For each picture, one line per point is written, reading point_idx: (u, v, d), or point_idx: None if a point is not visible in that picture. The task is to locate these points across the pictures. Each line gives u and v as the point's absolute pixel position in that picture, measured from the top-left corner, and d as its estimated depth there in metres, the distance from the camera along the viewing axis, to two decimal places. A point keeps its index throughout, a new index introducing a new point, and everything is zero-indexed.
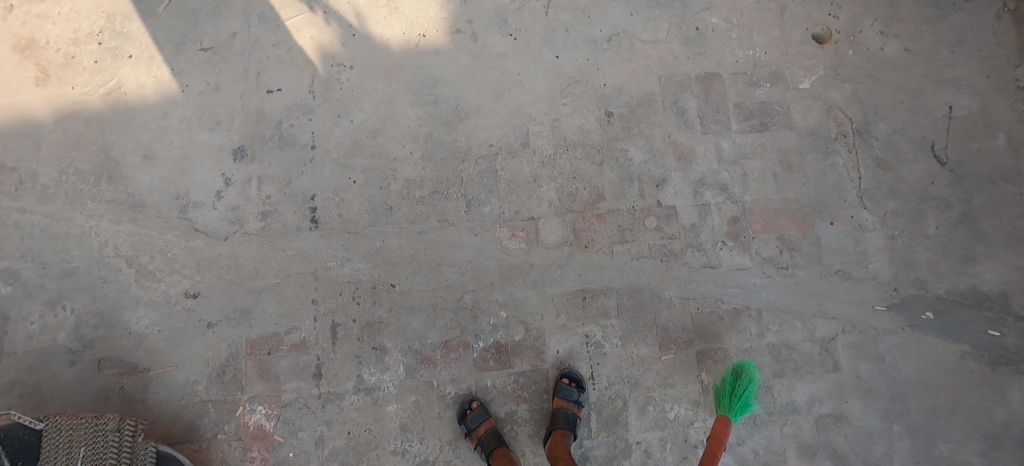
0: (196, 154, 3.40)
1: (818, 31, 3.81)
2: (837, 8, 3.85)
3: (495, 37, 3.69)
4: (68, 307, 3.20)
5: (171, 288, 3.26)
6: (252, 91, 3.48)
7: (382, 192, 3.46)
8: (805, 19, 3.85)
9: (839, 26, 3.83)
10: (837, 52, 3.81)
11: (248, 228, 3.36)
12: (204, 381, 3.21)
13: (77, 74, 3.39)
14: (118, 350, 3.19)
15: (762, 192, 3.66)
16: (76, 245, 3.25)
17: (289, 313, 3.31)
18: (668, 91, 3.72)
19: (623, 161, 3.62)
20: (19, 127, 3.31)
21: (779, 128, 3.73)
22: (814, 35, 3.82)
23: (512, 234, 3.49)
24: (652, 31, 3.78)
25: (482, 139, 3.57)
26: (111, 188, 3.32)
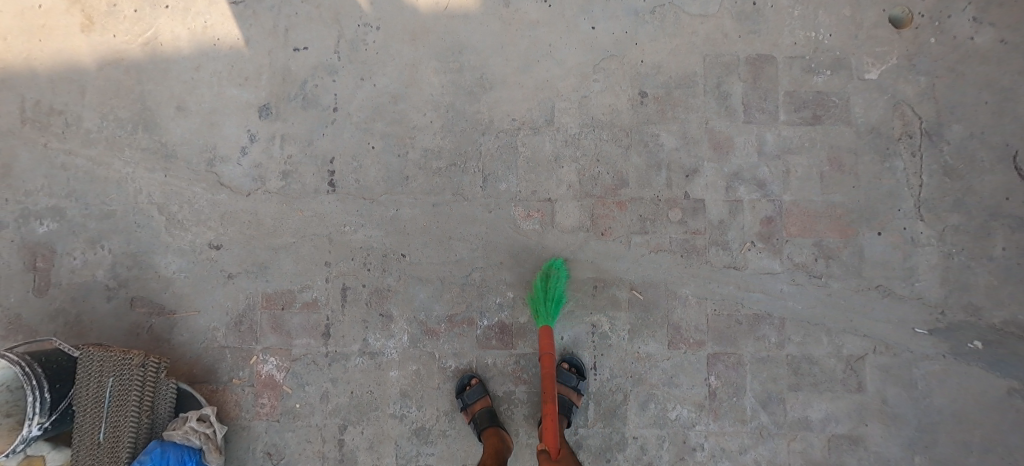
0: (225, 109, 3.45)
1: (897, 13, 3.38)
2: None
3: (528, 3, 3.47)
4: (105, 246, 3.40)
5: (197, 238, 3.40)
6: (280, 48, 3.47)
7: (400, 161, 3.42)
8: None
9: (925, 7, 3.37)
10: (916, 39, 3.36)
11: (269, 186, 3.42)
12: (223, 329, 3.39)
13: (119, 22, 3.49)
14: (148, 292, 3.39)
15: (804, 192, 3.35)
16: (114, 190, 3.42)
17: (303, 272, 3.40)
18: (712, 73, 3.42)
19: (652, 146, 3.40)
20: (67, 72, 3.46)
21: (834, 122, 3.37)
22: (892, 17, 3.39)
23: (527, 214, 3.39)
24: (702, 5, 3.44)
25: (505, 113, 3.43)
26: (146, 136, 3.45)
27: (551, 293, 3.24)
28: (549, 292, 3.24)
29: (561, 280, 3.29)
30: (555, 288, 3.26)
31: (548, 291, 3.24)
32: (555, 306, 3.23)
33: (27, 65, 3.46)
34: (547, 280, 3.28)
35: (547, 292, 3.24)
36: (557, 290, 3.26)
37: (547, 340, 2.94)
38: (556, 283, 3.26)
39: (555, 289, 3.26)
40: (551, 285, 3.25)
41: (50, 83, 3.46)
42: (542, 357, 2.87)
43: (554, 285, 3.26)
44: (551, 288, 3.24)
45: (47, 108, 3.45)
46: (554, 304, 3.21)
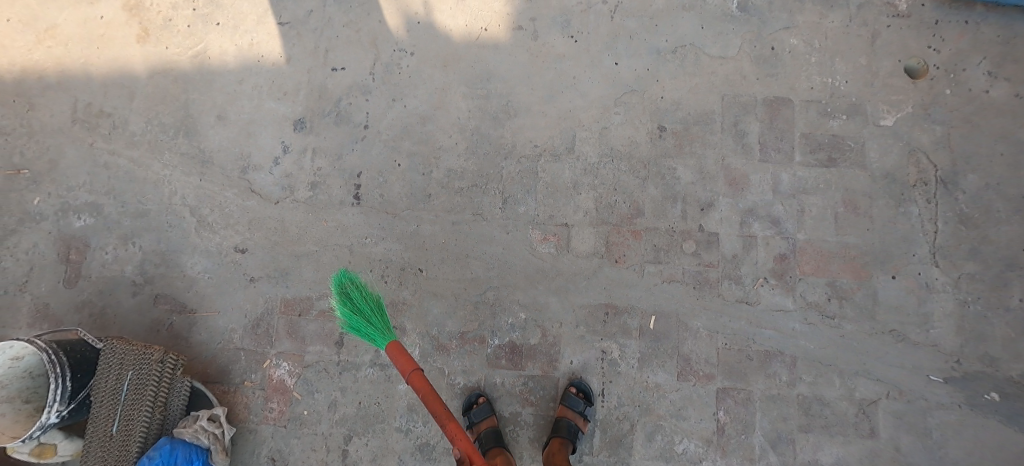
0: (262, 120, 3.64)
1: (913, 64, 3.49)
2: (940, 41, 3.50)
3: (556, 37, 3.65)
4: (137, 243, 3.54)
5: (224, 241, 3.53)
6: (319, 67, 3.67)
7: (423, 178, 3.55)
8: (900, 49, 3.52)
9: (940, 60, 3.48)
10: (932, 90, 3.46)
11: (297, 195, 3.56)
12: (240, 331, 3.46)
13: (172, 36, 3.73)
14: (172, 290, 3.50)
15: (819, 231, 3.39)
16: (150, 190, 3.58)
17: (322, 280, 3.49)
18: (730, 112, 3.53)
19: (669, 178, 3.49)
20: (120, 78, 3.69)
21: (849, 166, 3.44)
22: (908, 68, 3.50)
23: (543, 237, 3.46)
24: (723, 47, 3.59)
25: (527, 139, 3.55)
26: (186, 142, 3.63)
27: (361, 304, 2.80)
28: (358, 307, 2.79)
29: (364, 290, 2.90)
30: (357, 299, 2.83)
31: (358, 307, 2.80)
32: (360, 326, 2.76)
33: (83, 70, 3.70)
34: (349, 298, 2.84)
35: (354, 307, 2.80)
36: (360, 301, 2.81)
37: (403, 358, 2.38)
38: (348, 294, 2.85)
39: (359, 301, 2.81)
40: (351, 303, 2.82)
41: (102, 87, 3.69)
42: (412, 380, 2.33)
43: (356, 300, 2.83)
44: (355, 302, 2.82)
45: (97, 111, 3.67)
46: (369, 312, 2.76)
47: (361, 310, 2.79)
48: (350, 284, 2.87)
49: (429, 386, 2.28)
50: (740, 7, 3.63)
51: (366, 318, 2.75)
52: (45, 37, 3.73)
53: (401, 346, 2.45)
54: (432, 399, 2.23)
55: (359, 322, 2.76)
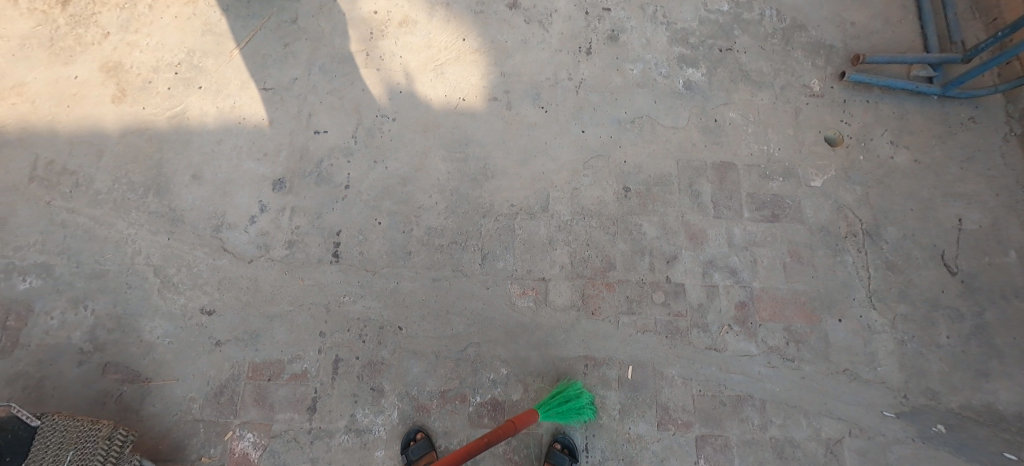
0: (239, 180, 3.65)
1: (830, 134, 4.10)
2: (850, 115, 4.15)
3: (528, 108, 3.99)
4: (89, 307, 3.35)
5: (190, 302, 3.40)
6: (301, 130, 3.78)
7: (404, 236, 3.62)
8: (819, 123, 4.13)
9: (852, 131, 4.11)
10: (848, 156, 4.04)
11: (273, 254, 3.52)
12: (200, 400, 3.23)
13: (150, 97, 3.79)
14: (125, 357, 3.28)
15: (771, 280, 3.71)
16: (112, 250, 3.47)
17: (295, 342, 3.36)
18: (685, 174, 3.92)
19: (636, 234, 3.74)
20: (89, 136, 3.69)
21: (790, 221, 3.86)
22: (827, 138, 4.10)
23: (522, 292, 3.55)
24: (674, 118, 4.06)
25: (504, 199, 3.75)
26: (156, 201, 3.58)
27: (567, 408, 3.25)
28: (564, 406, 3.24)
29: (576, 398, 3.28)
30: (575, 408, 3.26)
31: (567, 404, 3.25)
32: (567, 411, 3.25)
33: (50, 127, 3.69)
34: (574, 399, 3.27)
35: (565, 404, 3.25)
36: (571, 410, 3.25)
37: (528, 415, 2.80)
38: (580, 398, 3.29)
39: (568, 408, 3.25)
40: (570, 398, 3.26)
41: (69, 145, 3.67)
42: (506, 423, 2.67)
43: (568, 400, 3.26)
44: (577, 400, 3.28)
45: (59, 169, 3.62)
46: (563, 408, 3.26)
47: (571, 406, 3.26)
48: (587, 399, 3.30)
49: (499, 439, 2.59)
50: (685, 85, 4.16)
51: (553, 411, 3.21)
52: (11, 93, 3.74)
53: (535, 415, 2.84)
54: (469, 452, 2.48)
55: (559, 400, 3.24)
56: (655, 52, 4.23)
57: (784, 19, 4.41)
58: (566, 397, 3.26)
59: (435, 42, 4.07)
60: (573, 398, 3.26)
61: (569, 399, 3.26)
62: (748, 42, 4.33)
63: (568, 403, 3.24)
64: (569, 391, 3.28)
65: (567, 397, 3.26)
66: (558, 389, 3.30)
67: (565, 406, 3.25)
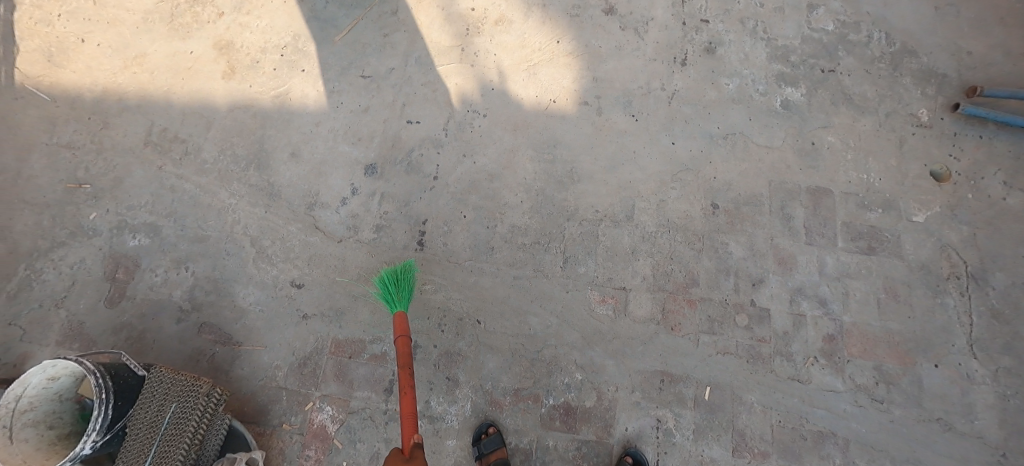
0: (334, 162, 3.75)
1: (937, 169, 3.81)
2: (960, 150, 3.84)
3: (619, 115, 3.77)
4: (190, 268, 3.55)
5: (281, 274, 3.53)
6: (395, 118, 3.82)
7: (487, 231, 3.59)
8: (925, 155, 3.83)
9: (960, 168, 3.80)
10: (955, 193, 3.76)
11: (361, 236, 3.60)
12: (285, 369, 3.37)
13: (257, 76, 3.95)
14: (219, 319, 3.46)
15: (863, 315, 3.52)
16: (213, 217, 3.65)
17: (377, 324, 3.44)
18: (777, 196, 3.68)
19: (722, 253, 3.56)
20: (200, 108, 3.88)
21: (888, 255, 3.65)
22: (932, 172, 3.81)
23: (602, 299, 3.50)
24: (769, 137, 3.77)
25: (589, 204, 3.62)
26: (256, 174, 3.74)
27: (402, 283, 3.24)
28: (404, 285, 3.22)
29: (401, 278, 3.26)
30: (407, 280, 3.28)
31: (402, 284, 3.23)
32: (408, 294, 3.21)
33: (165, 97, 3.90)
34: (396, 275, 3.27)
35: (399, 283, 3.22)
36: (407, 286, 3.25)
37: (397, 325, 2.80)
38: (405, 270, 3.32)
39: (404, 282, 3.25)
40: (402, 275, 3.28)
41: (181, 115, 3.87)
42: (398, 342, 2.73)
43: (403, 275, 3.30)
44: (402, 274, 3.29)
45: (171, 136, 3.83)
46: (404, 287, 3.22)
47: (401, 281, 3.25)
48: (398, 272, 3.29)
49: (405, 352, 2.68)
50: (783, 104, 3.85)
51: (403, 296, 3.16)
52: (133, 63, 3.98)
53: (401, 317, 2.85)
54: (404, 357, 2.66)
55: (389, 289, 3.17)
56: (754, 67, 3.90)
57: (893, 42, 4.00)
58: (392, 280, 3.23)
59: (529, 42, 3.93)
60: (392, 280, 3.23)
61: (398, 278, 3.25)
62: (853, 64, 3.96)
63: (400, 283, 3.22)
64: (387, 275, 3.25)
65: (393, 279, 3.23)
66: (380, 282, 3.24)
67: (402, 288, 3.21)
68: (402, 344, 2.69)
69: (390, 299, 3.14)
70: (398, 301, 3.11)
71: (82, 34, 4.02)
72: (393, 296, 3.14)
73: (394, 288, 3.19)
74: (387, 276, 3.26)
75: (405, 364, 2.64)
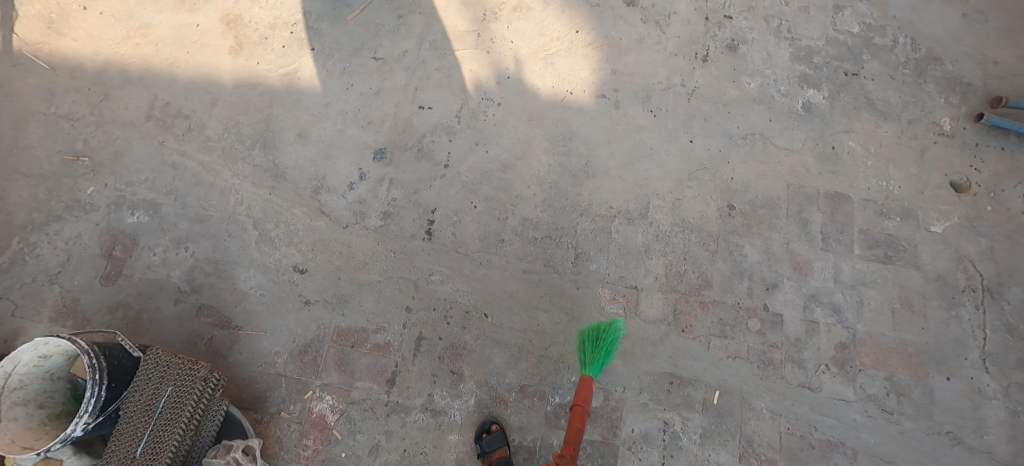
0: (343, 145, 3.63)
1: (957, 179, 3.63)
2: (981, 161, 3.66)
3: (637, 110, 3.67)
4: (190, 248, 3.44)
5: (284, 258, 3.43)
6: (407, 103, 3.70)
7: (498, 223, 3.49)
8: (945, 164, 3.66)
9: (981, 179, 3.63)
10: (975, 204, 3.59)
11: (368, 223, 3.50)
12: (285, 355, 3.28)
13: (265, 52, 3.81)
14: (219, 302, 3.36)
15: (878, 324, 3.42)
16: (216, 197, 3.54)
17: (381, 313, 3.35)
18: (795, 200, 3.55)
19: (737, 256, 3.47)
20: (205, 84, 3.75)
21: (904, 265, 3.49)
22: (952, 182, 3.63)
23: (613, 297, 3.41)
24: (788, 139, 3.65)
25: (603, 200, 3.53)
26: (261, 154, 3.62)
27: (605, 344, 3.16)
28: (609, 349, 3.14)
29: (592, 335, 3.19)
30: (608, 341, 3.16)
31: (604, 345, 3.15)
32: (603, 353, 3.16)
33: (169, 71, 3.77)
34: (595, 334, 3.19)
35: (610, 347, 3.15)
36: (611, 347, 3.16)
37: (581, 391, 2.74)
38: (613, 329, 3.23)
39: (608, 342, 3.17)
40: (605, 334, 3.19)
41: (185, 90, 3.74)
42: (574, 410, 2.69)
43: (607, 333, 3.20)
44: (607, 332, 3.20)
45: (175, 111, 3.70)
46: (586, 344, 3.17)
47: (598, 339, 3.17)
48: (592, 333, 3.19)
49: (579, 425, 2.63)
50: (804, 107, 3.71)
51: (603, 358, 3.11)
52: (136, 34, 3.83)
53: (586, 382, 2.79)
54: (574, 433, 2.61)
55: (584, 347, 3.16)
56: (777, 67, 3.77)
57: (919, 48, 3.83)
58: (591, 339, 3.18)
59: (548, 30, 3.82)
60: (592, 339, 3.18)
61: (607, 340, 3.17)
62: (877, 68, 3.80)
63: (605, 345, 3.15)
64: (589, 333, 3.20)
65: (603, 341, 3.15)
66: (581, 339, 3.22)
67: (592, 347, 3.14)
68: (576, 418, 2.64)
69: (584, 360, 3.13)
70: (591, 362, 3.07)
71: (84, 2, 3.86)
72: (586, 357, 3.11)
73: (590, 348, 3.14)
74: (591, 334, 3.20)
75: (574, 439, 2.60)
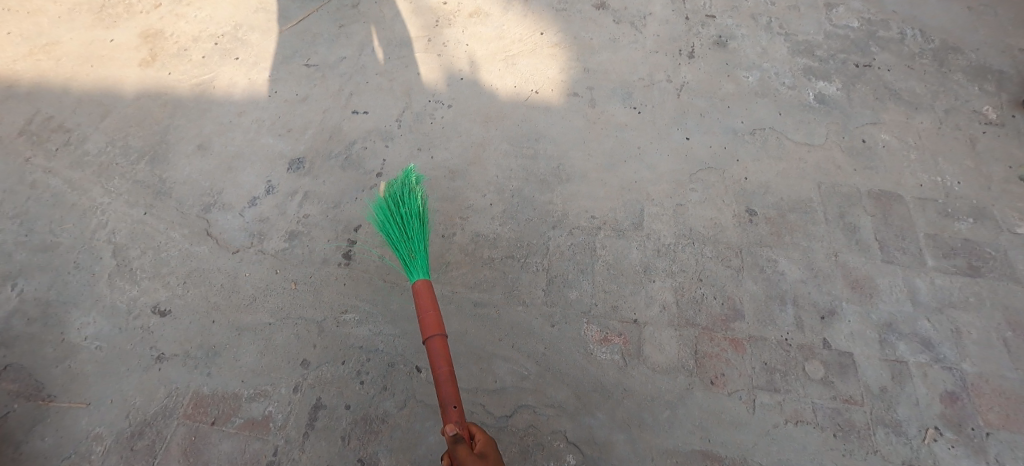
0: (251, 156, 2.78)
1: None
2: None
3: (617, 108, 2.95)
4: (18, 287, 2.44)
5: (142, 296, 2.43)
6: (338, 109, 2.93)
7: (442, 242, 2.57)
8: (1006, 156, 2.83)
9: None
10: None
11: (266, 246, 2.55)
12: (108, 441, 2.16)
13: (181, 64, 3.08)
14: (34, 360, 2.30)
15: (990, 363, 2.35)
16: (74, 219, 2.60)
17: (265, 370, 2.28)
18: (831, 202, 2.69)
19: (771, 274, 2.51)
20: (100, 96, 2.95)
21: (1000, 278, 2.52)
22: (1021, 177, 2.77)
23: (604, 337, 2.37)
24: (807, 134, 2.88)
25: (582, 208, 2.66)
26: (147, 169, 2.74)
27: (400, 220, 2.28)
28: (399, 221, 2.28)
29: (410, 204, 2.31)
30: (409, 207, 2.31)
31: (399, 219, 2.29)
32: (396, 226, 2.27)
33: (63, 85, 2.98)
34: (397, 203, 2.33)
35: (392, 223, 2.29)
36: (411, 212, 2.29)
37: (431, 306, 1.89)
38: (407, 193, 2.33)
39: (408, 216, 2.28)
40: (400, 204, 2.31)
41: (75, 103, 2.93)
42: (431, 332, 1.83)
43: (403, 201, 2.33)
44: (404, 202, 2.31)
45: (55, 125, 2.86)
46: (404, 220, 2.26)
47: (405, 213, 2.29)
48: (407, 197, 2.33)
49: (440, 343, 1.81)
50: (818, 99, 3.00)
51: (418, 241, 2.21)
52: (39, 51, 3.10)
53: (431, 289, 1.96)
54: (450, 384, 1.74)
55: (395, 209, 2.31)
56: (775, 61, 3.12)
57: (931, 40, 3.19)
58: (396, 218, 2.29)
59: (508, 34, 3.21)
60: (392, 220, 2.29)
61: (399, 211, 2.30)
62: (891, 60, 3.13)
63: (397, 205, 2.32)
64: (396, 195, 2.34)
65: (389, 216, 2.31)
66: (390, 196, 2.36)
67: (401, 223, 2.26)
68: (438, 359, 1.78)
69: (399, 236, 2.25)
70: (411, 260, 2.13)
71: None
72: (397, 238, 2.24)
73: (402, 242, 2.22)
74: (386, 204, 2.34)
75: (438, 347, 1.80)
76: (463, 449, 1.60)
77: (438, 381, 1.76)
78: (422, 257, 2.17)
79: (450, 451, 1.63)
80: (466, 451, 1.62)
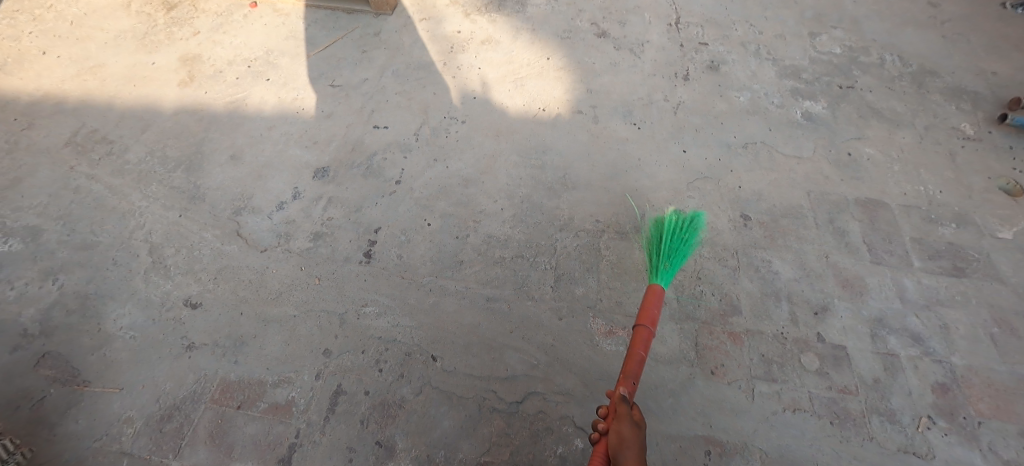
0: (280, 165, 3.00)
1: (1003, 183, 2.96)
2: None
3: (618, 124, 3.18)
4: (59, 281, 2.61)
5: (175, 291, 2.59)
6: (360, 124, 3.17)
7: (456, 242, 2.75)
8: (984, 168, 3.02)
9: None
10: None
11: (292, 245, 2.73)
12: (138, 424, 2.28)
13: (217, 84, 3.35)
14: (71, 349, 2.44)
15: (978, 356, 2.46)
16: (114, 221, 2.80)
17: (289, 359, 2.42)
18: (820, 208, 2.87)
19: (765, 273, 2.67)
20: (142, 112, 3.21)
21: (983, 278, 2.66)
22: (999, 186, 2.96)
23: (609, 330, 2.50)
24: (796, 147, 3.10)
25: (588, 213, 2.85)
26: (183, 176, 2.96)
27: (682, 243, 2.53)
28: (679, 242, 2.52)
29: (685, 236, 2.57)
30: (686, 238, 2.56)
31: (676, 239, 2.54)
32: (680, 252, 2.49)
33: (108, 102, 3.25)
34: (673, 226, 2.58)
35: (675, 239, 2.52)
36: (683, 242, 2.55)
37: (655, 299, 2.07)
38: (692, 228, 2.61)
39: (686, 242, 2.54)
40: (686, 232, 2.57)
41: (118, 118, 3.19)
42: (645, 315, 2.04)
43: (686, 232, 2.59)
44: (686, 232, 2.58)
45: (99, 137, 3.10)
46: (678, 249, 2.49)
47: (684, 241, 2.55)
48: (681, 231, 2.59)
49: (647, 330, 2.01)
50: (804, 117, 3.23)
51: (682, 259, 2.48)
52: (87, 72, 3.39)
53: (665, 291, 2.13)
54: (639, 363, 1.95)
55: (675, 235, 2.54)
56: (764, 83, 3.38)
57: (909, 64, 3.45)
58: (676, 240, 2.52)
59: (517, 59, 3.49)
60: (675, 241, 2.52)
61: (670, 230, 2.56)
62: (871, 82, 3.38)
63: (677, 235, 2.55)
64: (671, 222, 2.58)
65: (670, 230, 2.54)
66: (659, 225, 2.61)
67: (677, 247, 2.50)
68: (639, 339, 1.99)
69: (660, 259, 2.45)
70: (665, 270, 2.36)
71: (44, 47, 3.51)
72: (665, 255, 2.46)
73: (666, 258, 2.44)
74: (671, 226, 2.57)
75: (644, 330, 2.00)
76: (625, 409, 1.83)
77: (628, 355, 1.98)
78: (675, 272, 2.42)
79: (613, 406, 1.87)
80: (627, 412, 1.82)
